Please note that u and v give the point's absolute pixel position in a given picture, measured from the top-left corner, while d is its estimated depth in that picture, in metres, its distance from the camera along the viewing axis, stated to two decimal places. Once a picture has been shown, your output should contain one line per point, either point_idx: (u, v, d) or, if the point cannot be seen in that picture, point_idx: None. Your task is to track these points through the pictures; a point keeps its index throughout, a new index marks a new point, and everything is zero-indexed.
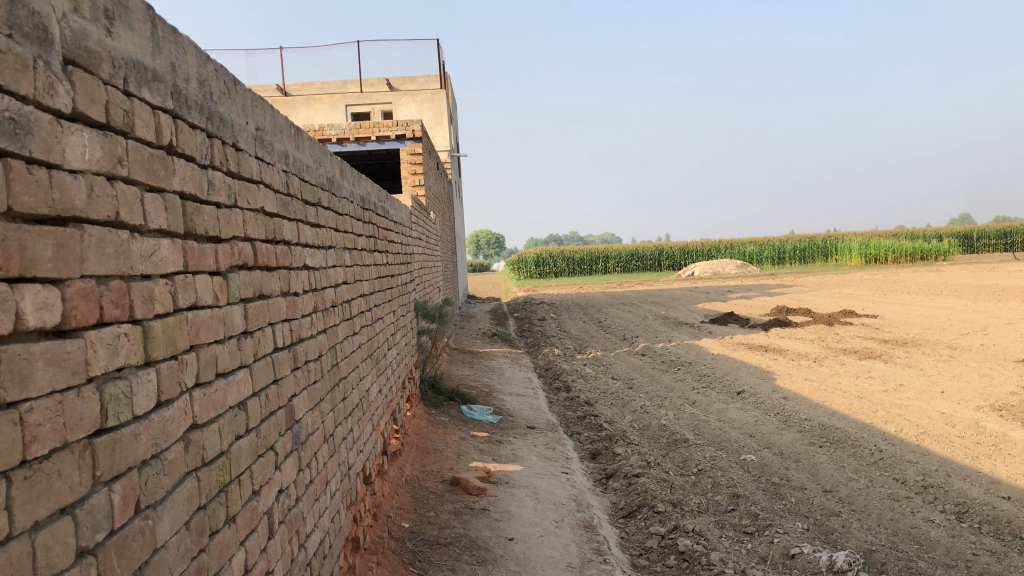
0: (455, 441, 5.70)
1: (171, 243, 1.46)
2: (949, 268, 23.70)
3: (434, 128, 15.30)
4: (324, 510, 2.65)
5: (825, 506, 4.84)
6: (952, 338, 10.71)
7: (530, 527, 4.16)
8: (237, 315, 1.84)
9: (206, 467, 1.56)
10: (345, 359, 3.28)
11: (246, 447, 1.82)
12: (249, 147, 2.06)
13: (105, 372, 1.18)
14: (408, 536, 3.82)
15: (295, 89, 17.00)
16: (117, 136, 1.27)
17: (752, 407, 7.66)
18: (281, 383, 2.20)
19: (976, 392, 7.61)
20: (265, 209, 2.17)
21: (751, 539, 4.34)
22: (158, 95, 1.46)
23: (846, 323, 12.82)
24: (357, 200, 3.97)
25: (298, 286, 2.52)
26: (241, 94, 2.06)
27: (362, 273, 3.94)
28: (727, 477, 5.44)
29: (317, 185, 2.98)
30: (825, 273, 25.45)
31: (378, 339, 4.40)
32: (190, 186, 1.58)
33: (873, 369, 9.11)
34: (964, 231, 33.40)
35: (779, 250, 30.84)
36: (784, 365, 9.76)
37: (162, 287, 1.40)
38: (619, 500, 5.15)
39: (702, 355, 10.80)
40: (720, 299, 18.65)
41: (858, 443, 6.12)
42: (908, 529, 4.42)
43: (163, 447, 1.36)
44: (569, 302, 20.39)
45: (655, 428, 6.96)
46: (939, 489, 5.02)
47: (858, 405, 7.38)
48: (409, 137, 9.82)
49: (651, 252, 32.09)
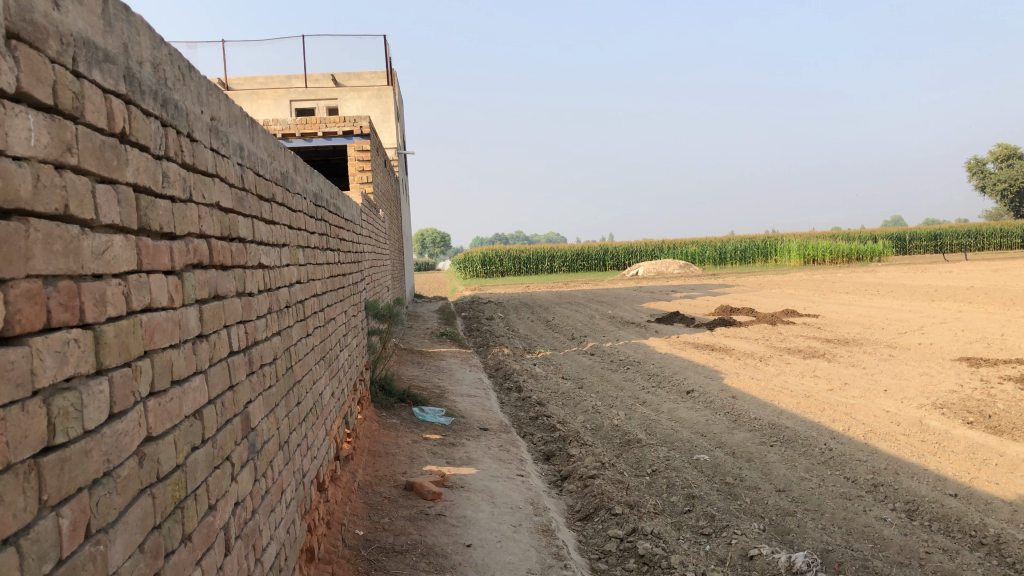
0: (408, 444, 5.58)
1: (124, 240, 1.34)
2: (884, 270, 24.27)
3: (381, 125, 15.10)
4: (279, 521, 2.52)
5: (779, 506, 4.86)
6: (891, 337, 10.96)
7: (487, 533, 4.08)
8: (192, 317, 1.71)
9: (161, 483, 1.43)
10: (299, 362, 3.16)
11: (202, 459, 1.70)
12: (204, 138, 1.93)
13: (53, 383, 1.06)
14: (362, 544, 3.71)
15: (237, 83, 16.59)
16: (65, 121, 1.15)
17: (702, 406, 7.70)
18: (237, 389, 2.07)
19: (917, 390, 7.77)
20: (221, 204, 2.04)
21: (709, 541, 4.33)
22: (111, 79, 1.33)
23: (788, 323, 13.03)
24: (310, 196, 3.83)
25: (253, 286, 2.39)
26: (196, 82, 1.93)
27: (315, 272, 3.80)
28: (681, 477, 5.43)
29: (272, 180, 2.85)
30: (765, 274, 25.91)
31: (331, 340, 4.27)
32: (144, 178, 1.46)
33: (817, 368, 9.25)
34: (897, 233, 34.33)
35: (721, 251, 31.29)
36: (730, 364, 9.85)
37: (115, 288, 1.28)
38: (575, 502, 5.09)
39: (650, 355, 10.85)
40: (665, 299, 18.82)
41: (808, 442, 6.19)
42: (861, 528, 4.46)
43: (116, 464, 1.24)
44: (516, 301, 20.31)
45: (608, 429, 6.93)
46: (889, 487, 5.08)
47: (805, 404, 7.48)
48: (358, 133, 9.64)
49: (596, 252, 32.27)
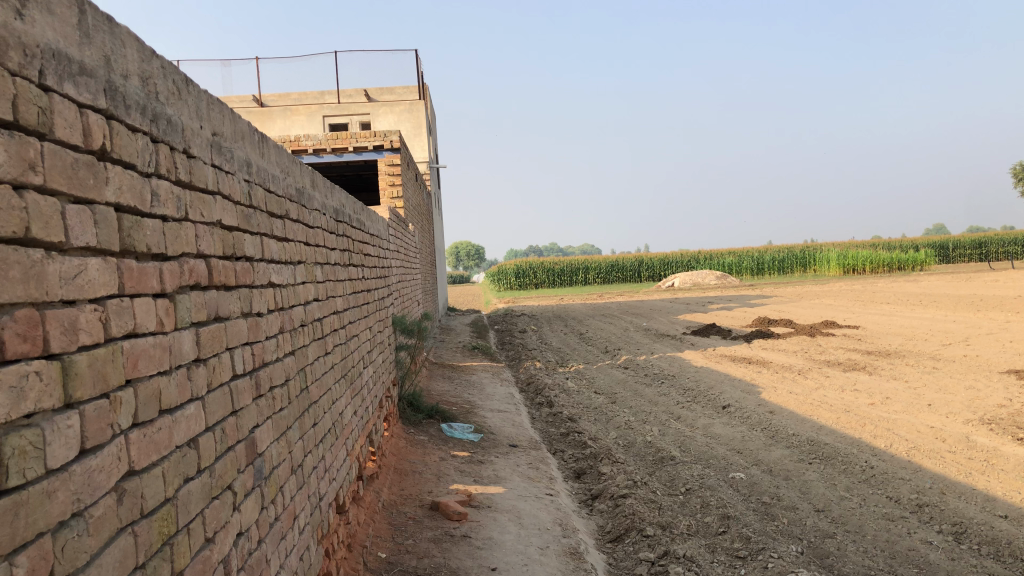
0: (435, 462, 5.49)
1: (102, 262, 1.26)
2: (926, 279, 23.72)
3: (413, 139, 15.11)
4: (291, 548, 2.44)
5: (819, 527, 4.67)
6: (935, 349, 10.63)
7: (513, 555, 3.96)
8: (187, 342, 1.64)
9: (146, 520, 1.35)
10: (316, 381, 3.08)
11: (197, 491, 1.62)
12: (203, 154, 1.87)
13: (6, 422, 0.98)
14: (384, 568, 3.61)
15: (271, 100, 16.72)
16: (28, 137, 1.08)
17: (738, 421, 7.50)
18: (241, 414, 2.00)
19: (963, 405, 7.49)
20: (223, 221, 1.98)
21: (744, 564, 4.16)
22: (87, 92, 1.26)
23: (828, 334, 12.73)
24: (330, 212, 3.78)
25: (262, 306, 2.32)
26: (194, 95, 1.86)
27: (335, 288, 3.73)
28: (716, 497, 5.26)
29: (285, 196, 2.78)
30: (804, 284, 25.50)
31: (353, 358, 4.19)
32: (128, 197, 1.38)
33: (858, 382, 8.98)
34: (940, 241, 33.62)
35: (758, 261, 30.86)
36: (768, 377, 9.62)
37: (90, 314, 1.20)
38: (605, 523, 4.96)
39: (685, 368, 10.64)
40: (701, 310, 18.55)
41: (848, 459, 5.98)
42: (905, 551, 4.27)
43: (89, 503, 1.16)
44: (549, 314, 20.17)
45: (641, 446, 6.78)
46: (934, 508, 4.87)
47: (845, 419, 7.25)
48: (388, 147, 9.63)
49: (631, 264, 32.02)
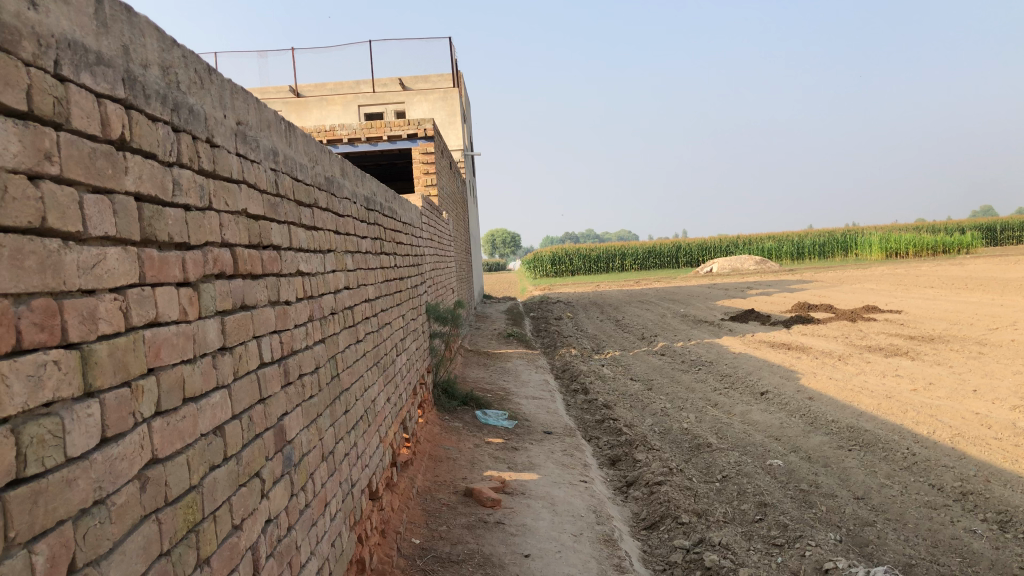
0: (469, 449, 5.50)
1: (122, 252, 1.27)
2: (973, 262, 23.17)
3: (447, 127, 15.12)
4: (322, 535, 2.45)
5: (858, 515, 4.60)
6: (981, 333, 10.39)
7: (547, 542, 3.95)
8: (212, 330, 1.64)
9: (170, 507, 1.36)
10: (347, 369, 3.09)
11: (223, 479, 1.63)
12: (227, 143, 1.87)
13: (25, 410, 0.99)
14: (418, 554, 3.63)
15: (307, 90, 16.85)
16: (43, 127, 1.08)
17: (777, 408, 7.40)
18: (269, 402, 2.01)
19: (1010, 391, 7.31)
20: (249, 211, 1.98)
21: (781, 553, 4.11)
22: (105, 82, 1.26)
23: (869, 319, 12.51)
24: (361, 200, 3.78)
25: (290, 294, 2.32)
26: (218, 85, 1.86)
27: (366, 277, 3.74)
28: (753, 484, 5.20)
29: (313, 184, 2.78)
30: (845, 269, 25.07)
31: (386, 346, 4.21)
32: (148, 186, 1.39)
33: (900, 368, 8.81)
34: (987, 224, 32.82)
35: (798, 246, 30.41)
36: (808, 363, 9.48)
37: (110, 304, 1.21)
38: (640, 510, 4.93)
39: (723, 354, 10.53)
40: (739, 296, 18.36)
41: (889, 446, 5.87)
42: (947, 540, 4.18)
43: (111, 491, 1.17)
44: (586, 301, 20.12)
45: (677, 433, 6.72)
46: (979, 496, 4.76)
47: (887, 406, 7.12)
48: (422, 136, 9.64)
49: (668, 249, 31.77)
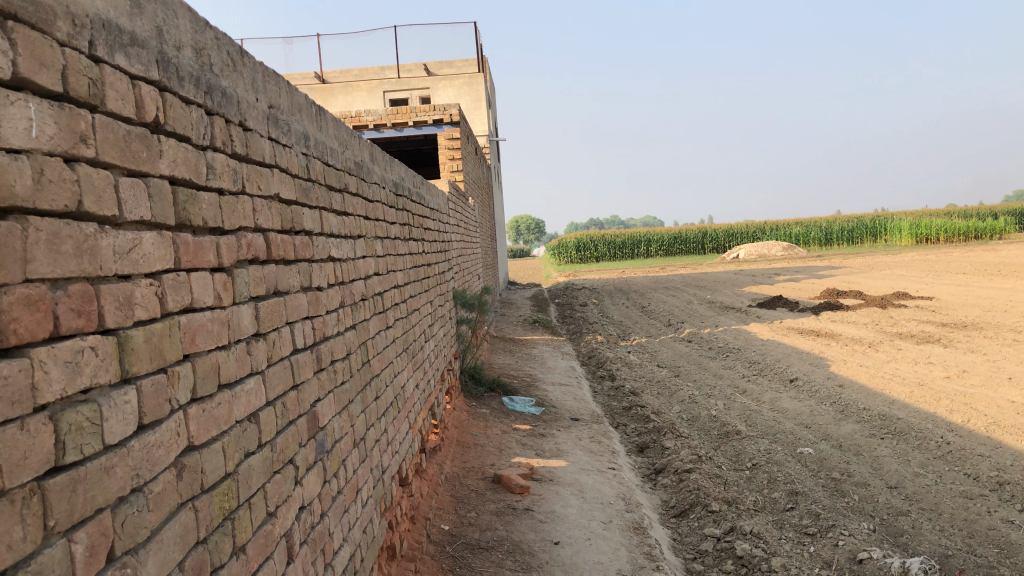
0: (497, 435, 5.48)
1: (158, 236, 1.25)
2: (1006, 248, 22.76)
3: (473, 113, 15.08)
4: (354, 522, 2.45)
5: (891, 504, 4.53)
6: (1015, 320, 10.20)
7: (576, 530, 3.93)
8: (246, 315, 1.63)
9: (206, 495, 1.34)
10: (378, 355, 3.08)
11: (258, 465, 1.61)
12: (260, 127, 1.85)
13: (63, 397, 0.98)
14: (447, 540, 3.62)
15: (333, 76, 16.87)
16: (79, 109, 1.06)
17: (807, 396, 7.31)
18: (302, 388, 1.99)
19: None
20: (281, 195, 1.96)
21: (813, 542, 4.06)
22: (139, 63, 1.24)
23: (900, 306, 12.34)
24: (390, 185, 3.76)
25: (322, 280, 2.31)
26: (250, 67, 1.84)
27: (395, 263, 3.72)
28: (783, 472, 5.14)
29: (343, 169, 2.76)
30: (873, 255, 24.76)
31: (414, 332, 4.19)
32: (183, 170, 1.37)
33: (932, 355, 8.67)
34: (1021, 209, 32.23)
35: (826, 231, 30.06)
36: (837, 350, 9.37)
37: (146, 289, 1.19)
38: (669, 498, 4.89)
39: (751, 341, 10.43)
40: (766, 282, 18.19)
41: (922, 435, 5.77)
42: (984, 531, 4.11)
43: (148, 478, 1.15)
44: (611, 287, 20.03)
45: (705, 420, 6.67)
46: (1016, 486, 4.67)
47: (920, 393, 7.00)
48: (448, 121, 9.60)
49: (694, 235, 31.56)
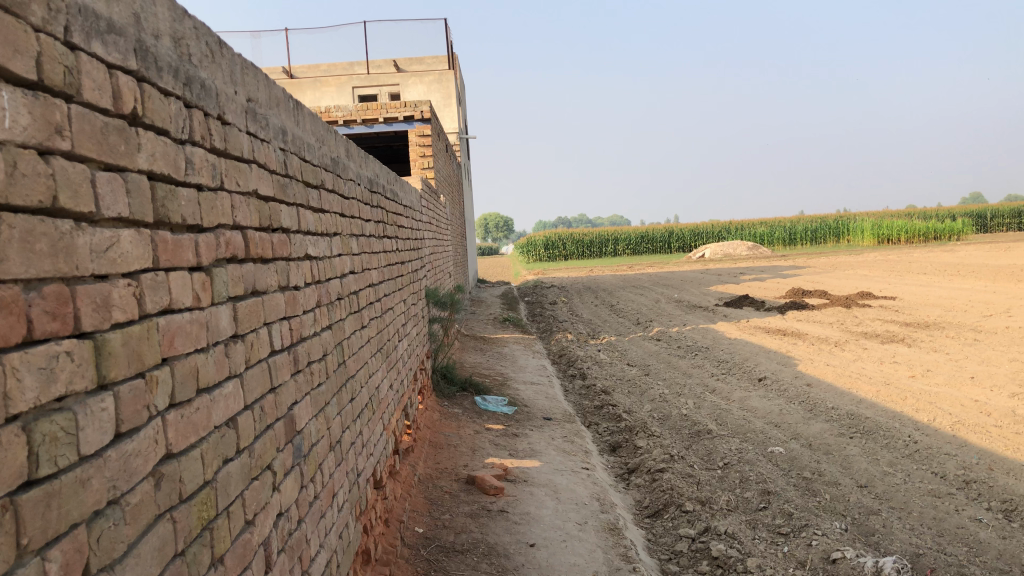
0: (470, 436, 5.44)
1: (136, 234, 1.19)
2: (964, 249, 23.22)
3: (442, 110, 14.99)
4: (330, 527, 2.39)
5: (862, 503, 4.56)
6: (975, 320, 10.38)
7: (552, 531, 3.90)
8: (224, 317, 1.57)
9: (185, 504, 1.28)
10: (353, 356, 3.02)
11: (236, 473, 1.55)
12: (238, 121, 1.79)
13: (36, 406, 0.92)
14: (422, 543, 3.57)
15: (300, 71, 16.68)
16: (54, 98, 1.00)
17: (775, 394, 7.37)
18: (280, 391, 1.93)
19: (1008, 378, 7.28)
20: (259, 192, 1.90)
21: (786, 542, 4.07)
22: (117, 52, 1.18)
23: (864, 305, 12.50)
24: (365, 182, 3.70)
25: (299, 279, 2.24)
26: (228, 59, 1.78)
27: (370, 261, 3.66)
28: (755, 472, 5.16)
29: (320, 165, 2.70)
30: (836, 254, 25.11)
31: (388, 331, 4.13)
32: (161, 164, 1.31)
33: (897, 354, 8.79)
34: (978, 210, 32.91)
35: (791, 231, 30.43)
36: (804, 349, 9.46)
37: (123, 290, 1.13)
38: (643, 498, 4.88)
39: (719, 340, 10.49)
40: (732, 281, 18.34)
41: (891, 434, 5.83)
42: (954, 529, 4.15)
43: (125, 490, 1.09)
44: (580, 285, 20.07)
45: (676, 419, 6.68)
46: (982, 484, 4.73)
47: (886, 392, 7.09)
48: (418, 118, 9.52)
49: (661, 235, 31.76)
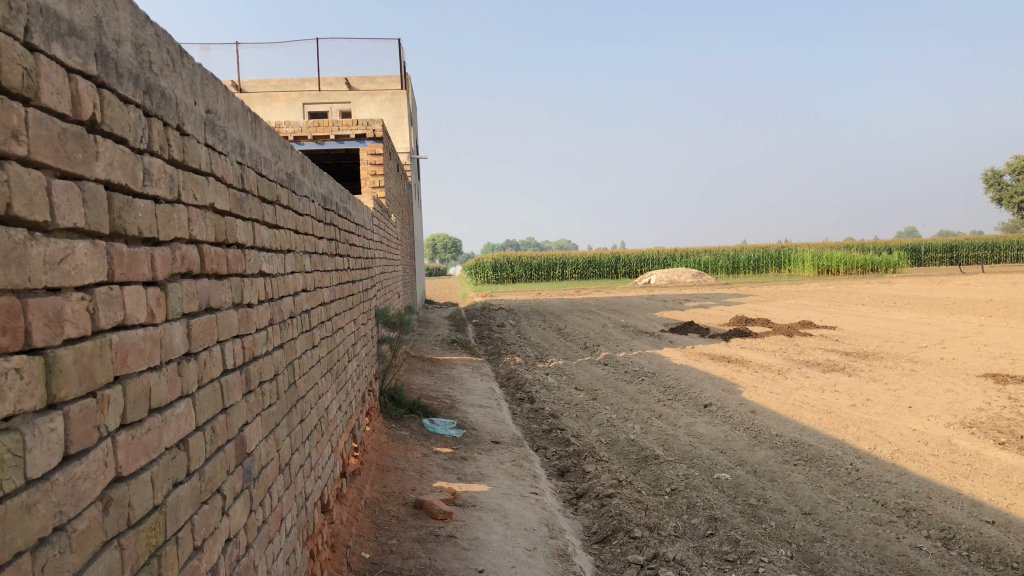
0: (417, 459, 5.36)
1: (90, 246, 1.14)
2: (899, 281, 23.92)
3: (394, 129, 14.95)
4: (278, 553, 2.31)
5: (807, 530, 4.61)
6: (912, 350, 10.67)
7: (501, 557, 3.85)
8: (177, 334, 1.51)
9: (133, 530, 1.22)
10: (303, 376, 2.95)
11: (186, 496, 1.49)
12: (197, 132, 1.74)
13: None
14: (368, 569, 3.49)
15: (250, 86, 16.49)
16: (11, 101, 0.95)
17: (721, 421, 7.44)
18: (231, 412, 1.87)
19: (943, 408, 7.49)
20: (216, 205, 1.84)
21: (734, 569, 4.09)
22: (77, 56, 1.13)
23: (805, 334, 12.77)
24: (319, 199, 3.64)
25: (252, 296, 2.18)
26: (189, 69, 1.73)
27: (322, 280, 3.60)
28: (702, 498, 5.19)
29: (276, 181, 2.65)
30: (777, 284, 25.66)
31: (338, 351, 4.06)
32: (119, 173, 1.26)
33: (838, 383, 8.97)
34: (912, 244, 33.98)
35: (734, 260, 31.01)
36: (748, 376, 9.60)
37: (76, 304, 1.07)
38: (591, 523, 4.87)
39: (665, 366, 10.58)
40: (678, 308, 18.57)
41: (833, 461, 5.93)
42: (895, 556, 4.22)
43: (72, 515, 1.03)
44: (528, 308, 20.09)
45: (624, 444, 6.70)
46: (922, 512, 4.83)
47: (828, 420, 7.21)
48: (370, 137, 9.46)
49: (608, 260, 32.05)
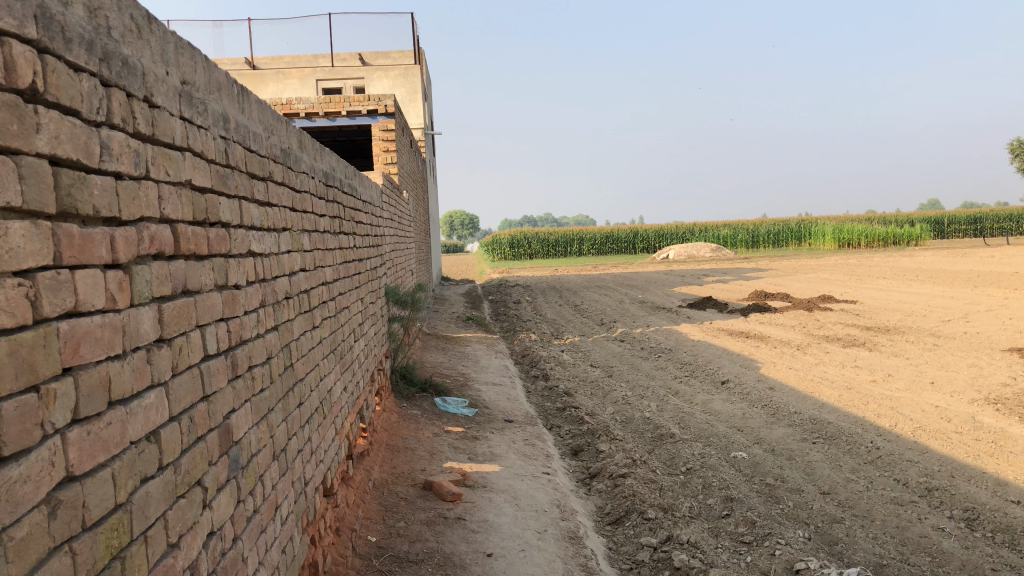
0: (428, 439, 5.29)
1: (30, 225, 1.04)
2: (921, 254, 23.60)
3: (408, 105, 14.80)
4: (272, 542, 2.24)
5: (826, 511, 4.50)
6: (935, 324, 10.47)
7: (510, 540, 3.78)
8: (147, 319, 1.42)
9: (88, 533, 1.13)
10: (302, 358, 2.86)
11: (157, 492, 1.40)
12: (170, 104, 1.63)
13: None
14: (374, 553, 3.42)
15: (264, 63, 16.38)
16: None
17: (738, 398, 7.31)
18: (213, 400, 1.78)
19: (967, 384, 7.32)
20: (193, 182, 1.75)
21: (750, 551, 4.00)
22: (10, 16, 1.02)
23: (825, 308, 12.58)
24: (320, 175, 3.54)
25: (240, 276, 2.09)
26: (159, 37, 1.63)
27: (324, 258, 3.50)
28: (718, 477, 5.09)
29: (268, 156, 2.54)
30: (797, 258, 25.38)
31: (343, 332, 3.97)
32: (68, 147, 1.15)
33: (858, 358, 8.81)
34: (935, 216, 33.43)
35: (753, 234, 30.70)
36: (766, 352, 9.46)
37: (12, 290, 0.98)
38: (604, 504, 4.78)
39: (683, 342, 10.45)
40: (696, 283, 18.38)
41: (853, 439, 5.80)
42: (916, 538, 4.11)
43: (8, 523, 0.95)
44: (544, 285, 19.95)
45: (639, 422, 6.59)
46: (945, 492, 4.70)
47: (848, 397, 7.08)
48: (382, 112, 9.33)
49: (626, 235, 31.81)
